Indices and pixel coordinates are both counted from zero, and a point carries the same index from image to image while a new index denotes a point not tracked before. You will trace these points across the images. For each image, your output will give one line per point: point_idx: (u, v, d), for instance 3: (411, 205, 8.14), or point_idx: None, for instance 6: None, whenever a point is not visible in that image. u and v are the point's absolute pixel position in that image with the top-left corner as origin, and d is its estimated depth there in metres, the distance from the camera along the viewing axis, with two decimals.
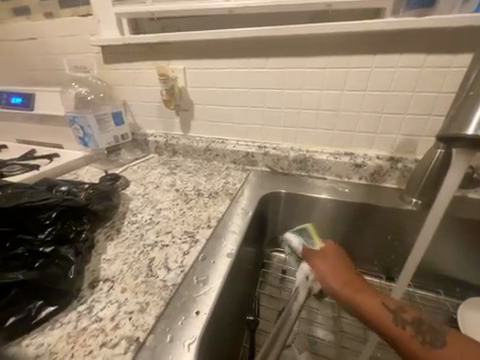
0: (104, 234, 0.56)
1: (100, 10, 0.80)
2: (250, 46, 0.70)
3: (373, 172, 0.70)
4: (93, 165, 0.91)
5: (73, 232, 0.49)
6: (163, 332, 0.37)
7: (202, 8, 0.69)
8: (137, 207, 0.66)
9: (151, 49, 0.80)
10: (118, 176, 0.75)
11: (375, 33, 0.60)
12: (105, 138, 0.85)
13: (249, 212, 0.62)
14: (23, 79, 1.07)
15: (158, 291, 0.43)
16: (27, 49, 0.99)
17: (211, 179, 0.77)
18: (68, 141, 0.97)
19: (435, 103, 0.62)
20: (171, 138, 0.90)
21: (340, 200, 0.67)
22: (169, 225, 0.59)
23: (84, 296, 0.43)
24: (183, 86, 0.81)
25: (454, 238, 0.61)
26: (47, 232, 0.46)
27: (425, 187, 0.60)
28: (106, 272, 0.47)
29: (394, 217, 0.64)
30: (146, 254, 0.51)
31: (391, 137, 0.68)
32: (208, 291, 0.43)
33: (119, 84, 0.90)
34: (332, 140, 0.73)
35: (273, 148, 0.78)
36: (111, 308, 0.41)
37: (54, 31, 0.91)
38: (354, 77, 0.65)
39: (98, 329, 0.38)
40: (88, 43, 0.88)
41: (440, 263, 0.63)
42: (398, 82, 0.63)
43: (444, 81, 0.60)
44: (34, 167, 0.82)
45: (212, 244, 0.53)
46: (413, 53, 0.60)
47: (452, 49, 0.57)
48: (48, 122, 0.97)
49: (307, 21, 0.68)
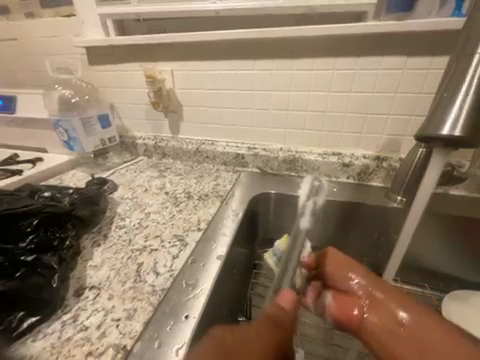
0: (90, 240, 0.55)
1: (83, 11, 0.78)
2: (237, 48, 0.70)
3: (360, 171, 0.72)
4: (79, 170, 0.88)
5: (57, 239, 0.47)
6: (150, 338, 0.37)
7: (188, 10, 0.69)
8: (125, 211, 0.64)
9: (138, 50, 0.79)
10: (105, 180, 0.73)
11: (358, 36, 0.62)
12: (91, 142, 0.83)
13: (239, 213, 0.62)
14: (4, 81, 1.03)
15: (146, 297, 0.43)
16: (8, 50, 0.96)
17: (201, 181, 0.76)
18: (52, 145, 0.94)
19: (416, 104, 0.65)
20: (160, 141, 0.88)
21: (329, 200, 0.69)
22: (158, 229, 0.58)
23: (68, 305, 0.42)
24: (171, 88, 0.80)
25: (438, 233, 0.63)
26: (29, 240, 0.44)
27: (410, 184, 0.62)
28: (93, 280, 0.46)
29: (381, 215, 0.66)
30: (135, 259, 0.50)
31: (376, 137, 0.70)
32: (198, 295, 0.43)
33: (106, 86, 0.88)
34: (320, 140, 0.74)
35: (263, 149, 0.78)
36: (97, 316, 0.40)
37: (37, 32, 0.89)
38: (339, 79, 0.67)
39: (83, 338, 0.37)
40: (72, 44, 0.85)
41: (425, 258, 0.65)
42: (382, 84, 0.65)
43: (425, 82, 0.62)
44: (15, 173, 0.79)
45: (202, 247, 0.52)
46: (393, 56, 0.62)
47: (430, 51, 0.60)
48: (31, 125, 0.94)
49: (293, 24, 0.69)
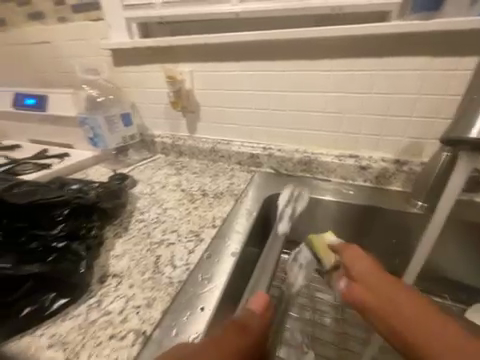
0: (112, 232, 0.58)
1: (111, 15, 0.83)
2: (256, 50, 0.71)
3: (378, 174, 0.70)
4: (102, 165, 0.93)
5: (84, 228, 0.50)
6: (168, 326, 0.39)
7: (210, 13, 0.71)
8: (144, 206, 0.67)
9: (160, 52, 0.82)
10: (125, 176, 0.77)
11: (380, 36, 0.60)
12: (114, 138, 0.87)
13: (253, 212, 0.63)
14: (37, 82, 1.11)
15: (164, 287, 0.45)
16: (42, 53, 1.03)
17: (216, 180, 0.78)
18: (78, 142, 1.00)
19: (441, 106, 0.62)
20: (177, 139, 0.91)
21: (344, 202, 0.68)
22: (174, 224, 0.60)
23: (93, 290, 0.45)
24: (190, 89, 0.83)
25: (462, 241, 0.60)
26: (59, 228, 0.47)
27: (432, 190, 0.60)
28: (115, 268, 0.49)
29: (400, 220, 0.64)
30: (153, 251, 0.53)
31: (396, 140, 0.68)
32: (213, 288, 0.44)
33: (128, 86, 0.92)
34: (337, 142, 0.73)
35: (278, 149, 0.79)
36: (119, 302, 0.43)
37: (68, 36, 0.95)
38: (358, 81, 0.66)
39: (107, 322, 0.40)
40: (100, 46, 0.91)
41: (446, 267, 0.62)
42: (404, 85, 0.63)
43: (451, 83, 0.60)
44: (45, 167, 0.85)
45: (217, 243, 0.54)
46: (418, 57, 0.60)
47: (458, 51, 0.57)
48: (60, 123, 1.00)
49: (313, 25, 0.69)
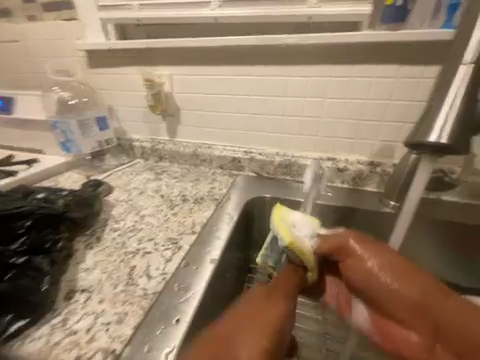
0: (83, 243, 0.54)
1: (84, 15, 0.80)
2: (235, 54, 0.72)
3: (355, 176, 0.72)
4: (75, 171, 0.88)
5: (50, 241, 0.46)
6: (140, 342, 0.37)
7: (188, 18, 0.71)
8: (120, 214, 0.64)
9: (136, 54, 0.80)
10: (100, 182, 0.73)
11: (352, 44, 0.63)
12: (88, 143, 0.83)
13: (234, 217, 0.63)
14: (3, 83, 1.03)
15: (137, 300, 0.42)
16: (8, 52, 0.96)
17: (197, 185, 0.76)
18: (49, 146, 0.94)
19: (409, 111, 0.66)
20: (157, 144, 0.88)
21: (324, 204, 0.69)
22: (152, 231, 0.58)
23: (58, 308, 0.42)
24: (169, 92, 0.81)
25: (431, 238, 0.64)
26: (20, 242, 0.43)
27: (403, 189, 0.63)
28: (84, 282, 0.46)
29: (375, 220, 0.67)
30: (127, 262, 0.50)
31: (370, 143, 0.71)
32: (190, 298, 0.42)
33: (104, 89, 0.88)
34: (316, 145, 0.75)
35: (259, 153, 0.79)
36: (88, 319, 0.40)
37: (37, 35, 0.90)
38: (333, 87, 0.68)
39: (72, 342, 0.37)
40: (72, 47, 0.86)
41: (419, 262, 0.65)
42: (376, 91, 0.66)
43: (417, 90, 0.64)
44: (11, 174, 0.79)
45: (196, 250, 0.52)
46: (388, 65, 0.63)
47: (421, 61, 0.61)
48: (28, 126, 0.94)
49: (290, 31, 0.71)
